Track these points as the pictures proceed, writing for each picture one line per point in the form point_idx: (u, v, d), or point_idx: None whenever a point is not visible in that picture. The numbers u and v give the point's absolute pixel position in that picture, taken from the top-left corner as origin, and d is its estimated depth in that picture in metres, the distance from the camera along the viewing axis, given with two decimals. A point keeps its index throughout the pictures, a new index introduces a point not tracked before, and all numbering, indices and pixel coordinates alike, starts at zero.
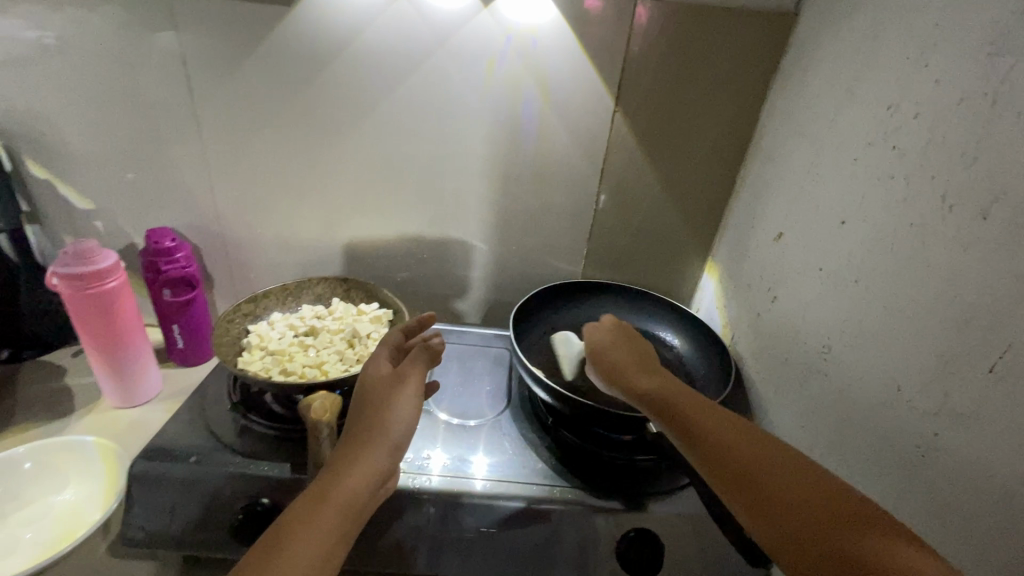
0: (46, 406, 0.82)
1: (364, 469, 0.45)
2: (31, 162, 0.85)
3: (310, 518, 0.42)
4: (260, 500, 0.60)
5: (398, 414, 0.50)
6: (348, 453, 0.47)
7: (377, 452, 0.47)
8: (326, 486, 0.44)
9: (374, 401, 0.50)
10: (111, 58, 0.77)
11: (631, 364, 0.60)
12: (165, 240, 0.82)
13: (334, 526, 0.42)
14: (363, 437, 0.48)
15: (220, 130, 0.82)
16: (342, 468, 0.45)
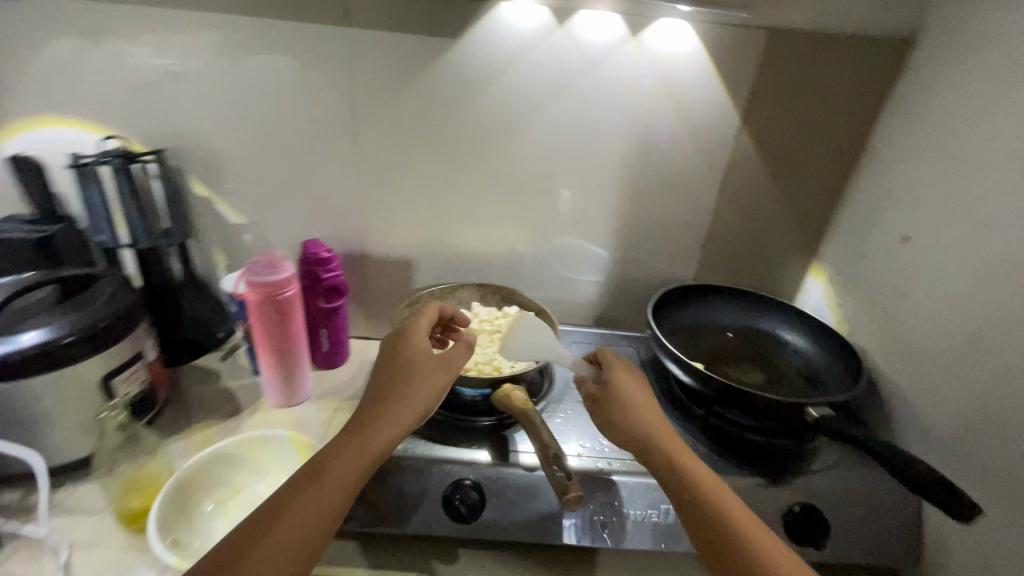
0: (214, 404, 0.88)
1: (399, 408, 0.60)
2: (197, 181, 0.92)
3: (338, 455, 0.56)
4: (466, 481, 0.66)
5: (418, 399, 0.61)
6: (388, 397, 0.60)
7: (405, 415, 0.60)
8: (359, 437, 0.57)
9: (408, 374, 0.61)
10: (288, 88, 0.85)
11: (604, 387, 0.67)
12: (323, 250, 0.88)
13: (356, 452, 0.56)
14: (392, 400, 0.60)
15: (373, 151, 0.90)
16: (381, 410, 0.59)
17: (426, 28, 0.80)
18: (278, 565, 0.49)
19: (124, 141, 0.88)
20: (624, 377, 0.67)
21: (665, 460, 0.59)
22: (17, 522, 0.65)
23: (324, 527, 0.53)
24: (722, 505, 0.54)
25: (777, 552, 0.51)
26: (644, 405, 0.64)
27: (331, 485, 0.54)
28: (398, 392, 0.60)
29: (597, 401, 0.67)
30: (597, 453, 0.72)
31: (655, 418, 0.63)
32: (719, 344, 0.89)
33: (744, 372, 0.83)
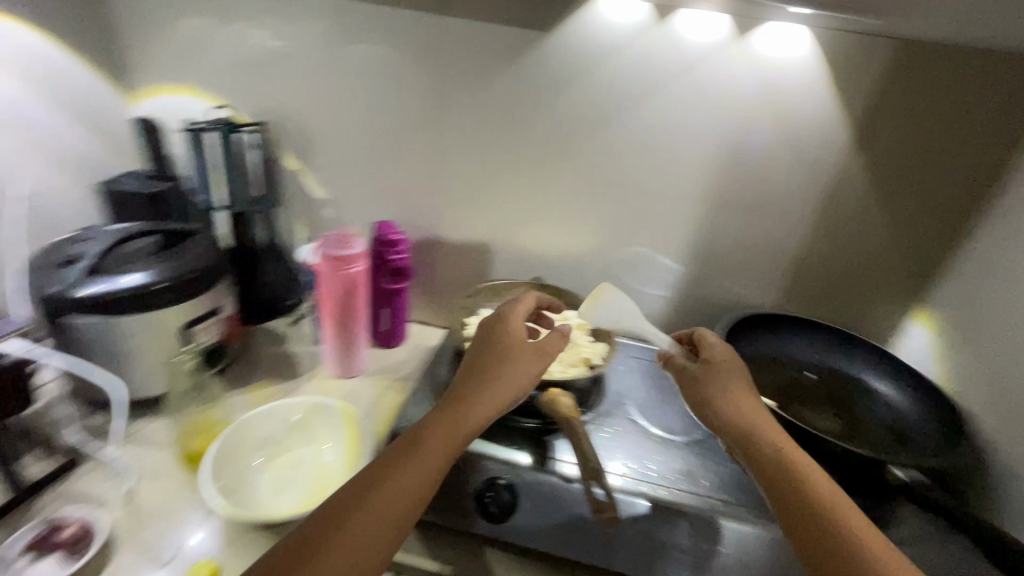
0: (277, 365, 0.92)
1: (490, 398, 0.59)
2: (289, 154, 0.98)
3: (438, 426, 0.57)
4: (499, 479, 0.65)
5: (512, 384, 0.60)
6: (479, 386, 0.60)
7: (499, 397, 0.60)
8: (455, 412, 0.58)
9: (502, 356, 0.62)
10: (381, 72, 0.88)
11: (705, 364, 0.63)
12: (394, 233, 0.89)
13: (445, 437, 0.56)
14: (486, 382, 0.60)
15: (453, 140, 0.91)
16: (470, 397, 0.59)
17: (520, 20, 0.79)
18: (374, 530, 0.49)
19: (231, 110, 0.95)
20: (722, 358, 0.63)
21: (761, 436, 0.56)
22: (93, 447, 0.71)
23: (415, 501, 0.52)
24: (823, 489, 0.50)
25: (886, 552, 0.46)
26: (741, 391, 0.60)
27: (421, 470, 0.54)
28: (493, 373, 0.61)
29: (690, 377, 0.62)
30: (640, 475, 0.67)
31: (747, 402, 0.59)
32: (793, 382, 0.80)
33: (818, 418, 0.75)
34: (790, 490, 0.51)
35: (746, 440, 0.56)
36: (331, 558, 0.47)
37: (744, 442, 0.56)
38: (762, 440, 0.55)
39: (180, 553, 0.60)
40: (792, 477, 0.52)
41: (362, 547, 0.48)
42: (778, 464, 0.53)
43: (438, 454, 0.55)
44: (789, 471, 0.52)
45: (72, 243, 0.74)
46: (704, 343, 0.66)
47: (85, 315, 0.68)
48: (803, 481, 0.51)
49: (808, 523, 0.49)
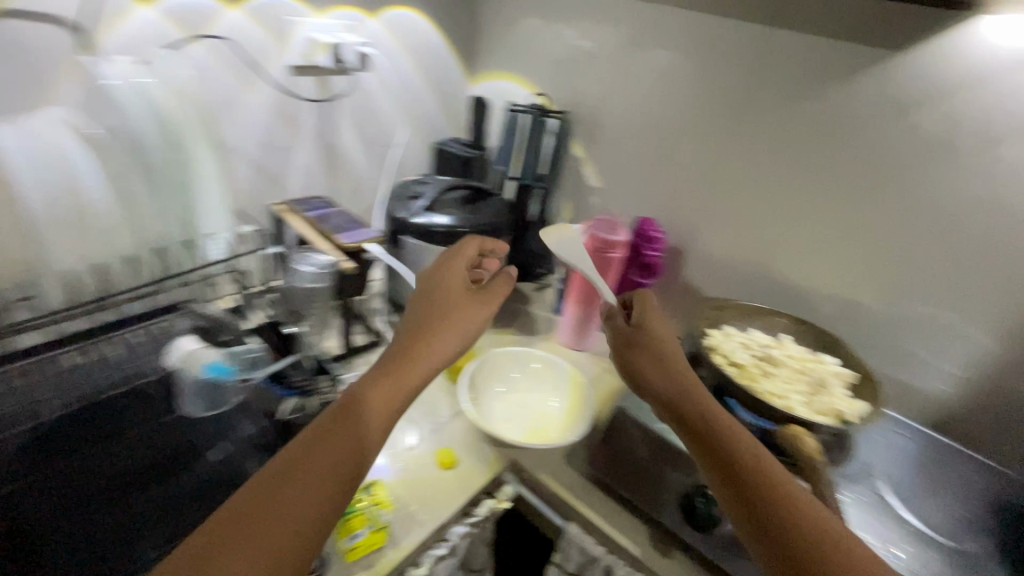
0: (521, 321, 1.05)
1: (427, 352, 0.57)
2: (578, 143, 1.10)
3: (385, 379, 0.53)
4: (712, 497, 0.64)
5: (458, 322, 0.60)
6: (417, 346, 0.57)
7: (445, 339, 0.59)
8: (407, 358, 0.55)
9: (439, 303, 0.61)
10: (688, 77, 0.92)
11: (628, 329, 0.66)
12: (655, 230, 0.94)
13: (390, 389, 0.52)
14: (432, 324, 0.59)
15: (742, 152, 0.89)
16: (408, 360, 0.55)
17: (865, 37, 0.74)
18: (319, 496, 0.44)
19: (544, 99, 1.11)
20: (662, 331, 0.66)
21: (722, 428, 0.52)
22: (394, 335, 0.94)
23: (346, 465, 0.46)
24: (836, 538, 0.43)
25: None
26: (688, 389, 0.58)
27: (351, 438, 0.48)
28: (438, 313, 0.60)
29: (627, 342, 0.65)
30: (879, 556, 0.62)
31: (664, 365, 0.61)
32: None
33: None
34: (790, 509, 0.45)
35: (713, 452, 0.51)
36: (226, 540, 0.39)
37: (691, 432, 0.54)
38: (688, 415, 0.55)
39: (436, 435, 0.76)
40: (762, 491, 0.47)
41: (308, 497, 0.43)
42: (759, 481, 0.47)
43: (375, 423, 0.50)
44: (763, 485, 0.47)
45: (416, 184, 0.98)
46: (643, 306, 0.69)
47: (413, 238, 0.90)
48: (809, 524, 0.44)
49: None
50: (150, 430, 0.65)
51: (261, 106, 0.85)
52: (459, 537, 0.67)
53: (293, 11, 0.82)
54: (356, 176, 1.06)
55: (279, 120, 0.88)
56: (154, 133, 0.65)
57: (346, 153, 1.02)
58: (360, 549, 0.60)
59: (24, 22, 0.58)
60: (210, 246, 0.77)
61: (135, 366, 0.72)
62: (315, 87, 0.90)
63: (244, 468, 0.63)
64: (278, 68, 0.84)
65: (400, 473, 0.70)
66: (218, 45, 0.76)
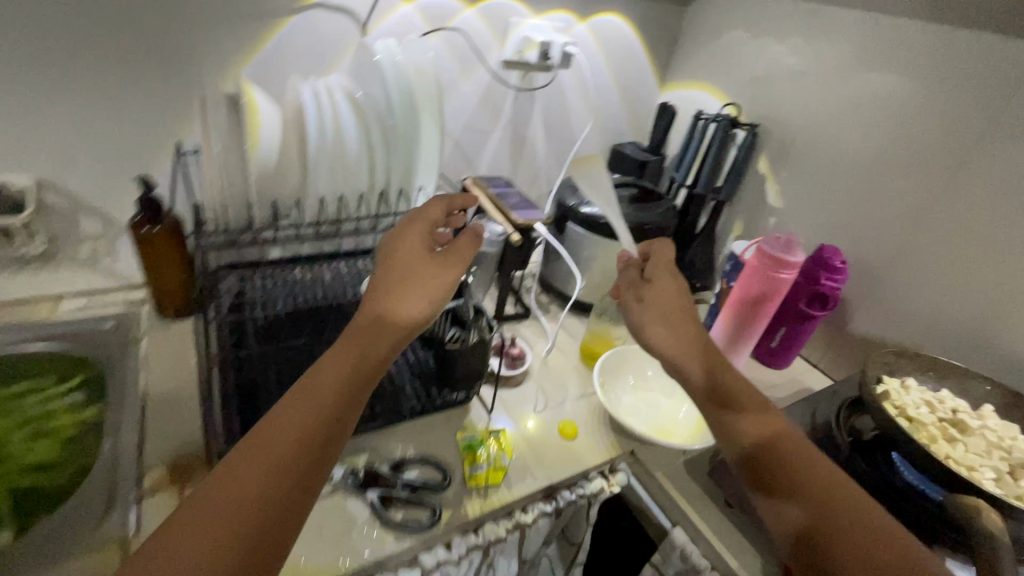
0: None
1: (421, 293, 0.55)
2: (764, 159, 1.05)
3: (351, 342, 0.51)
4: None
5: (433, 283, 0.56)
6: (404, 286, 0.55)
7: (421, 299, 0.55)
8: (376, 318, 0.53)
9: (405, 267, 0.56)
10: (913, 99, 0.83)
11: (663, 302, 0.63)
12: (839, 260, 0.86)
13: (359, 348, 0.50)
14: (398, 282, 0.55)
15: (976, 190, 0.78)
16: (395, 303, 0.54)
17: None
18: (285, 461, 0.43)
19: (736, 112, 1.09)
20: (667, 299, 0.63)
21: (785, 449, 0.53)
22: (540, 312, 1.01)
23: (313, 427, 0.45)
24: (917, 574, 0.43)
25: None
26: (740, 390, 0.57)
27: (322, 393, 0.47)
28: (399, 274, 0.55)
29: (637, 295, 0.65)
30: None
31: (699, 356, 0.58)
32: None
33: None
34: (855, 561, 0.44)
35: (776, 468, 0.51)
36: (236, 479, 0.41)
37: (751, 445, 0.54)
38: (745, 433, 0.54)
39: (561, 407, 0.81)
40: (837, 522, 0.47)
41: (280, 465, 0.43)
42: (829, 503, 0.48)
43: (338, 383, 0.48)
44: (838, 515, 0.47)
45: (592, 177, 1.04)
46: (657, 265, 0.67)
47: (577, 226, 0.95)
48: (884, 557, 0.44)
49: None
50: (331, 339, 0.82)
51: (473, 92, 0.99)
52: (566, 502, 0.70)
53: (519, 13, 0.95)
54: (534, 165, 1.16)
55: (484, 107, 1.02)
56: (394, 98, 0.71)
57: (530, 143, 1.12)
58: (479, 480, 0.66)
59: (328, 11, 0.78)
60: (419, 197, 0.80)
61: (335, 287, 0.90)
62: (518, 81, 1.02)
63: (401, 386, 0.74)
64: (494, 61, 0.97)
65: (522, 429, 0.76)
66: (455, 37, 0.91)
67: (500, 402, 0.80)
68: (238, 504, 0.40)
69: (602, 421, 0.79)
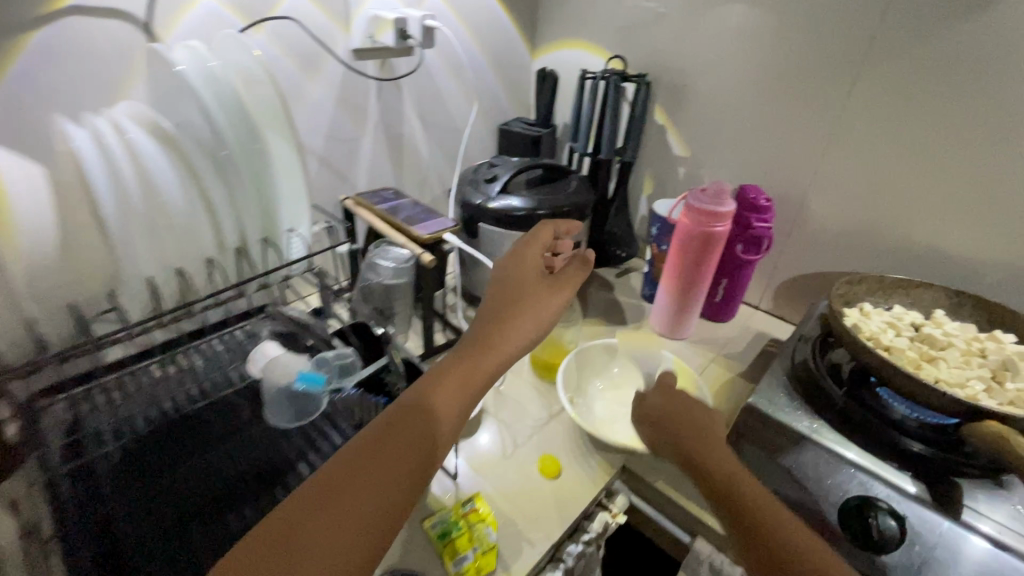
0: (608, 311, 0.97)
1: (529, 317, 0.56)
2: (659, 109, 0.99)
3: (460, 367, 0.50)
4: (888, 515, 0.52)
5: (541, 308, 0.57)
6: (513, 314, 0.55)
7: (529, 322, 0.55)
8: (484, 343, 0.52)
9: (519, 290, 0.57)
10: (793, 19, 0.80)
11: (670, 420, 0.55)
12: (763, 198, 0.82)
13: (466, 377, 0.50)
14: (511, 302, 0.56)
15: (869, 101, 0.77)
16: (499, 340, 0.53)
17: None
18: (385, 497, 0.41)
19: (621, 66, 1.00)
20: (680, 414, 0.55)
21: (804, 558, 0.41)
22: None
23: (418, 460, 0.43)
24: None
25: None
26: (754, 496, 0.46)
27: (434, 417, 0.46)
28: (520, 300, 0.56)
29: (645, 418, 0.57)
30: None
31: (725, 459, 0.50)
32: None
33: None
34: None
35: None
36: (334, 511, 0.39)
37: (739, 537, 0.45)
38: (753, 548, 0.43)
39: (533, 439, 0.69)
40: None
41: (372, 500, 0.40)
42: None
43: (451, 415, 0.47)
44: None
45: (490, 166, 0.90)
46: (663, 390, 0.58)
47: (490, 225, 0.82)
48: None
49: None
50: (227, 451, 0.61)
51: (325, 95, 0.80)
52: (576, 557, 0.59)
53: None
54: (419, 167, 1.01)
55: (344, 111, 0.84)
56: (218, 115, 0.51)
57: (407, 143, 0.96)
58: (469, 574, 0.53)
59: (85, 17, 0.55)
60: (291, 241, 0.61)
61: (216, 376, 0.69)
62: (376, 71, 0.85)
63: None
64: (341, 51, 0.79)
65: (498, 484, 0.63)
66: (284, 28, 0.72)
67: (462, 458, 0.66)
68: (340, 537, 0.38)
69: (582, 445, 0.68)
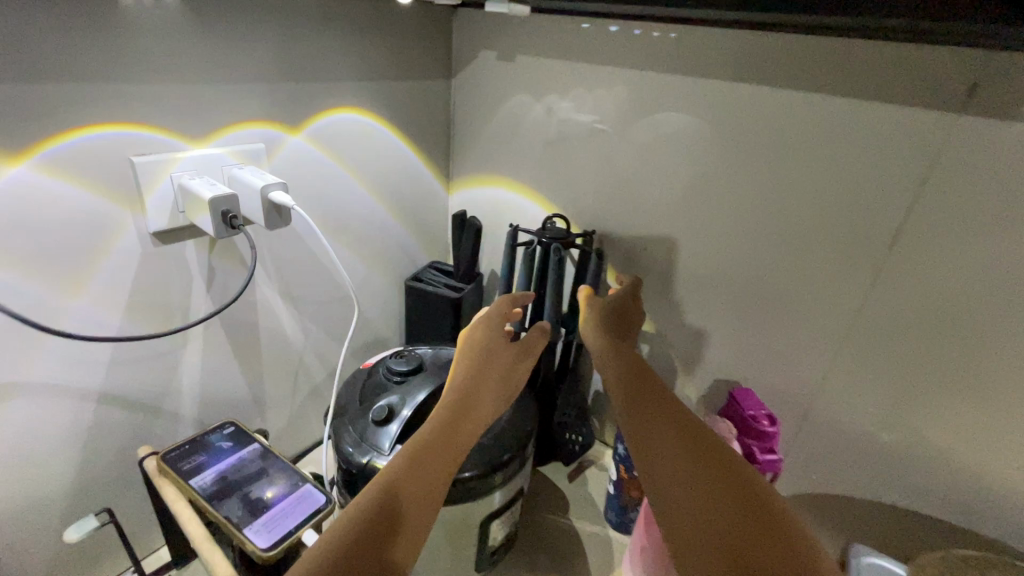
0: (562, 556, 0.69)
1: (499, 368, 0.57)
2: (613, 271, 0.77)
3: (439, 418, 0.49)
4: None
5: (510, 357, 0.58)
6: (485, 363, 0.56)
7: (502, 361, 0.57)
8: (467, 381, 0.53)
9: (484, 343, 0.57)
10: (780, 188, 0.60)
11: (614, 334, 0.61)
12: (765, 418, 0.61)
13: (446, 442, 0.47)
14: (480, 349, 0.57)
15: (894, 297, 0.57)
16: (480, 379, 0.54)
17: None
18: (383, 545, 0.39)
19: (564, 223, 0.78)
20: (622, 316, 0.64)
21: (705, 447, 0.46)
22: None
23: (423, 503, 0.43)
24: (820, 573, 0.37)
25: None
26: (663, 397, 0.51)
27: (428, 473, 0.44)
28: (488, 340, 0.58)
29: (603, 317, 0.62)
30: None
31: (642, 367, 0.55)
32: None
33: None
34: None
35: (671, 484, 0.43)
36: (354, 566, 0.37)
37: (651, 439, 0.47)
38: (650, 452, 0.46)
39: None
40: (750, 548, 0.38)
41: (376, 547, 0.38)
42: (743, 507, 0.41)
43: (443, 460, 0.46)
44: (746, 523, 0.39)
45: (388, 372, 0.62)
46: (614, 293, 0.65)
47: None
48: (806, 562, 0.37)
49: None
50: None
51: (100, 306, 0.50)
52: None
53: (150, 144, 0.50)
54: (287, 356, 0.71)
55: (147, 319, 0.54)
56: None
57: (264, 332, 0.67)
58: None
59: None
60: None
61: None
62: (202, 254, 0.57)
63: None
64: (128, 238, 0.51)
65: None
66: None
67: None
68: None
69: None
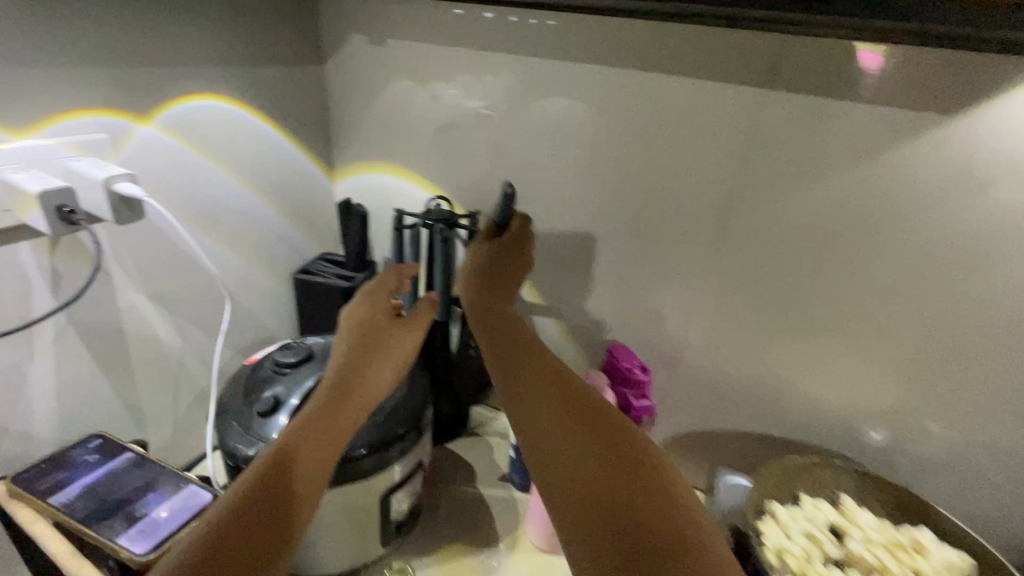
0: (468, 522, 0.73)
1: (383, 354, 0.61)
2: None
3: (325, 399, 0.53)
4: None
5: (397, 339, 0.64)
6: (366, 350, 0.60)
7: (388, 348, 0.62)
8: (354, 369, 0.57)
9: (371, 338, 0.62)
10: (637, 162, 0.67)
11: (489, 294, 0.67)
12: (637, 367, 0.68)
13: (330, 420, 0.51)
14: (365, 341, 0.61)
15: (734, 254, 0.65)
16: (361, 361, 0.58)
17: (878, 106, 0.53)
18: (267, 512, 0.42)
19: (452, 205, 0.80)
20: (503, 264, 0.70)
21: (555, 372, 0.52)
22: None
23: (310, 470, 0.46)
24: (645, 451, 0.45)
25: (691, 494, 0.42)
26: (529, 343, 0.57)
27: (318, 445, 0.48)
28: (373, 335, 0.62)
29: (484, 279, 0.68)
30: None
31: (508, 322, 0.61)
32: None
33: None
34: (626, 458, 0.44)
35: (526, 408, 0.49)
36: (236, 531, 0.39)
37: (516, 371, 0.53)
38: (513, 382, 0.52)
39: None
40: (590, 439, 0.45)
41: (261, 517, 0.41)
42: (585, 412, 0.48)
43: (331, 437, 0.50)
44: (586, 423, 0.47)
45: (274, 364, 0.61)
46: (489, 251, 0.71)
47: None
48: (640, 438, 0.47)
49: (630, 492, 0.41)
50: None
51: None
52: None
53: None
54: (165, 363, 0.67)
55: None
56: None
57: (132, 339, 0.63)
58: None
59: None
60: None
61: None
62: (44, 257, 0.53)
63: None
64: None
65: None
66: None
67: None
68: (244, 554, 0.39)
69: None
